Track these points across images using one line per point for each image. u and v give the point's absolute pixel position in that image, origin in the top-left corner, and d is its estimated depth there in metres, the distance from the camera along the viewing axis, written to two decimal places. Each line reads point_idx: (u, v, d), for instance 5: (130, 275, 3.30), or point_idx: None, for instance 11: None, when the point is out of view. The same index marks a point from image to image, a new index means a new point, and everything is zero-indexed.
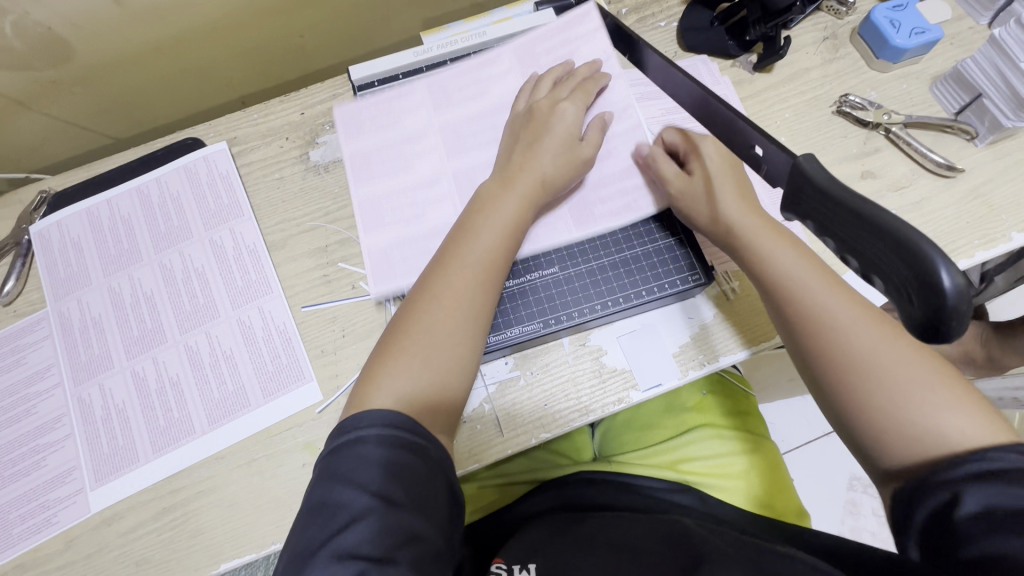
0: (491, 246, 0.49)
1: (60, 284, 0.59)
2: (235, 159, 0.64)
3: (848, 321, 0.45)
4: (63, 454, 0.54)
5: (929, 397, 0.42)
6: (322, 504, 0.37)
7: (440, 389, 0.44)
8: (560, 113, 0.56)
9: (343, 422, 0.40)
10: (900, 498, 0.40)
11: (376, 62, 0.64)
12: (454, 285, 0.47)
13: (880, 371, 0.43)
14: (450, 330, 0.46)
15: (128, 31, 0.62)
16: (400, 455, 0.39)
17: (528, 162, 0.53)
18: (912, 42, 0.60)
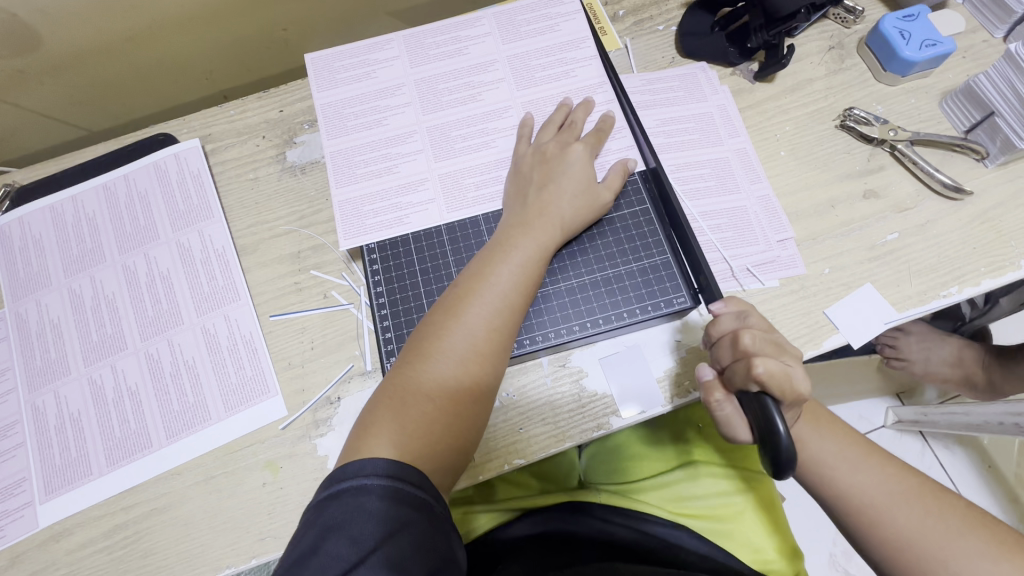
0: (510, 293, 0.47)
1: (19, 284, 0.56)
2: (208, 157, 0.61)
3: (866, 479, 0.44)
4: (14, 464, 0.51)
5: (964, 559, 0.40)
6: (310, 554, 0.34)
7: (447, 444, 0.42)
8: (574, 156, 0.53)
9: (337, 470, 0.38)
10: None
11: (358, 46, 0.61)
12: (470, 339, 0.45)
13: (913, 542, 0.41)
14: (467, 385, 0.44)
15: (100, 20, 0.59)
16: (396, 509, 0.36)
17: (547, 206, 0.51)
18: (922, 54, 0.56)
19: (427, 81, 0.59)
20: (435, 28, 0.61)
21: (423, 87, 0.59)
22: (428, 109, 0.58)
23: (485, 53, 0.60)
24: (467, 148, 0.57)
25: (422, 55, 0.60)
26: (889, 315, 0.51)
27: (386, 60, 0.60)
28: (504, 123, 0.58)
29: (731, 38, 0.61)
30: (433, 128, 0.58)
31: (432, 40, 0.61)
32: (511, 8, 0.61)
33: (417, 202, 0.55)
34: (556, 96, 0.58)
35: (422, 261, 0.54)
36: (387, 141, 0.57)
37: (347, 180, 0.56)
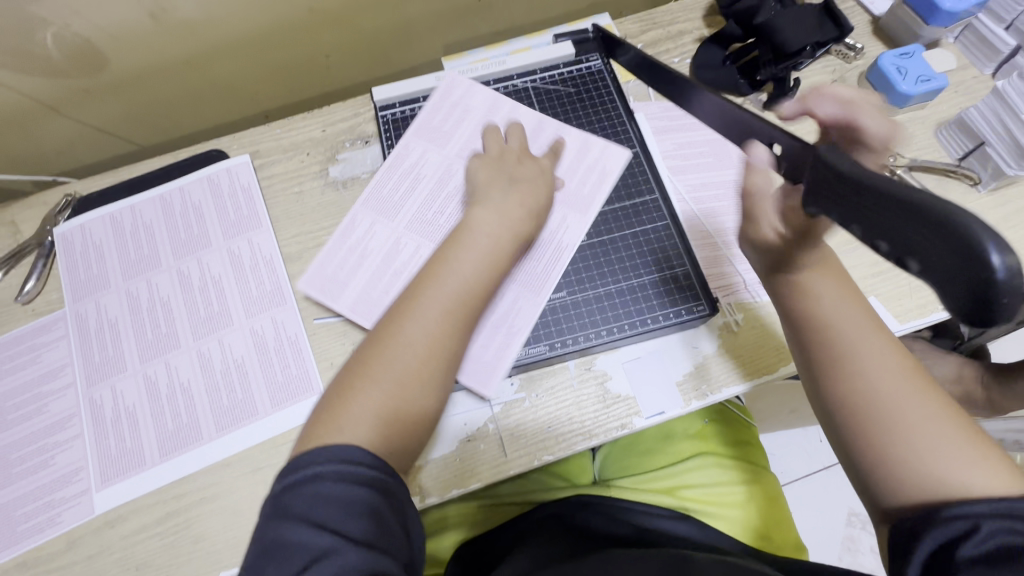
0: (466, 283, 0.49)
1: (79, 286, 0.60)
2: (256, 171, 0.66)
3: (872, 349, 0.43)
4: (72, 454, 0.54)
5: (941, 448, 0.39)
6: (277, 545, 0.37)
7: (405, 426, 0.44)
8: (534, 165, 0.59)
9: (294, 459, 0.40)
10: (901, 530, 0.37)
11: (399, 84, 0.68)
12: (428, 324, 0.47)
13: (880, 402, 0.41)
14: (424, 369, 0.46)
15: (161, 45, 0.65)
16: (355, 492, 0.38)
17: (492, 203, 0.54)
18: (918, 88, 0.61)
19: (449, 129, 0.65)
20: (467, 69, 0.68)
21: (453, 140, 0.64)
22: (375, 192, 0.62)
23: (351, 173, 0.65)
24: (428, 196, 0.61)
25: (440, 132, 0.65)
26: (892, 327, 0.55)
27: (416, 138, 0.64)
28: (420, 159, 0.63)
29: (742, 70, 0.67)
30: (401, 197, 0.62)
31: (443, 97, 0.66)
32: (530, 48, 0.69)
33: (408, 256, 0.59)
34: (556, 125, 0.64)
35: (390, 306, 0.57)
36: (348, 233, 0.61)
37: (329, 273, 0.59)
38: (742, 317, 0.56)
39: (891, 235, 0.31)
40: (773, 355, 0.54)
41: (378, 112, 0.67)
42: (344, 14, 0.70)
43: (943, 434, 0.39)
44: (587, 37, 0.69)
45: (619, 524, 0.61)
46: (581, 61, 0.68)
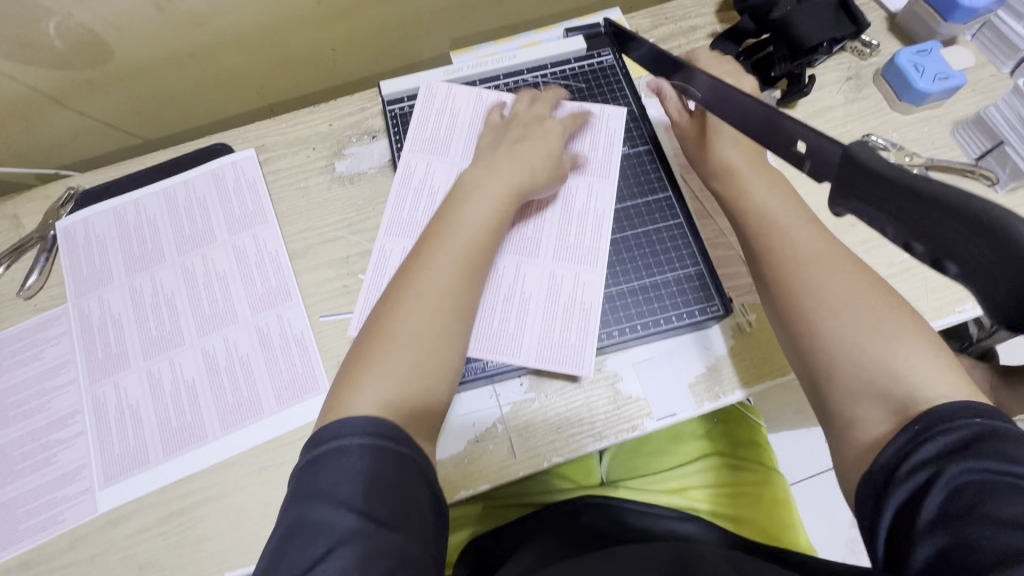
0: (472, 242, 0.49)
1: (82, 281, 0.60)
2: (262, 166, 0.65)
3: (814, 257, 0.47)
4: (74, 451, 0.54)
5: (880, 334, 0.42)
6: (300, 523, 0.35)
7: (424, 387, 0.44)
8: (549, 127, 0.58)
9: (318, 433, 0.39)
10: (873, 486, 0.37)
11: (406, 79, 0.66)
12: (437, 280, 0.47)
13: (841, 324, 0.43)
14: (438, 328, 0.46)
15: (166, 37, 0.64)
16: (381, 468, 0.38)
17: (508, 157, 0.55)
18: (936, 87, 0.60)
19: (452, 128, 0.63)
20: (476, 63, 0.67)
21: (455, 144, 0.63)
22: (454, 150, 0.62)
23: (437, 126, 0.64)
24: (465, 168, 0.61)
25: (437, 140, 0.63)
26: None
27: (416, 154, 0.62)
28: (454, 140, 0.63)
29: (755, 66, 0.66)
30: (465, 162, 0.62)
31: (438, 96, 0.65)
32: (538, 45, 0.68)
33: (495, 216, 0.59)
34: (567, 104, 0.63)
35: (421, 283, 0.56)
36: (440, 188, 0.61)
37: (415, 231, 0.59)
38: (754, 318, 0.55)
39: (929, 237, 0.30)
40: (786, 359, 0.53)
41: (388, 106, 0.66)
42: (352, 6, 0.69)
43: (877, 321, 0.43)
44: (598, 33, 0.68)
45: (616, 526, 0.61)
46: (592, 56, 0.67)
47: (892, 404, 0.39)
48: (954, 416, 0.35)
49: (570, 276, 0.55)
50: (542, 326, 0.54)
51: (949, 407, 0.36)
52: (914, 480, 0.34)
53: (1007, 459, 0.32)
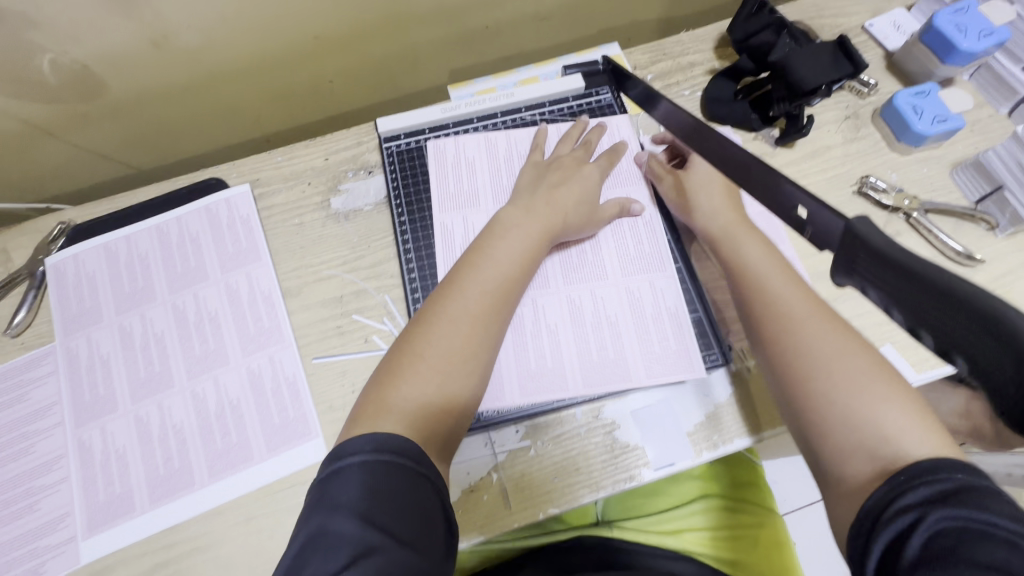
0: (501, 275, 0.52)
1: (71, 320, 0.59)
2: (256, 202, 0.64)
3: (800, 314, 0.48)
4: (58, 498, 0.52)
5: (866, 391, 0.42)
6: (320, 534, 0.36)
7: (443, 414, 0.45)
8: (586, 172, 0.60)
9: (339, 447, 0.40)
10: (861, 524, 0.35)
11: (405, 116, 0.67)
12: (468, 308, 0.49)
13: (818, 367, 0.44)
14: (464, 356, 0.47)
15: (162, 71, 0.63)
16: (402, 484, 0.38)
17: (553, 199, 0.57)
18: (935, 129, 0.60)
19: (472, 155, 0.65)
20: (474, 101, 0.68)
21: (482, 193, 0.64)
22: (475, 167, 0.65)
23: (466, 142, 0.66)
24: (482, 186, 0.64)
25: (465, 194, 0.64)
26: (909, 378, 0.54)
27: (447, 212, 0.63)
28: (478, 160, 0.65)
29: (754, 105, 0.65)
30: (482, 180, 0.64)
31: (449, 149, 0.66)
32: (536, 84, 0.69)
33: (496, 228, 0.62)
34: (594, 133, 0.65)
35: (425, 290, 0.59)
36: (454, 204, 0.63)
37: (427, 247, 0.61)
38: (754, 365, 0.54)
39: (936, 329, 0.31)
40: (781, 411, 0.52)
41: (384, 144, 0.66)
42: (350, 40, 0.68)
43: (865, 377, 0.43)
44: (597, 70, 0.69)
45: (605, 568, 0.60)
46: (591, 93, 0.68)
47: (876, 461, 0.39)
48: (931, 469, 0.35)
49: (591, 295, 0.57)
50: (580, 360, 0.54)
51: (926, 462, 0.35)
52: (897, 522, 0.33)
53: (985, 509, 0.31)
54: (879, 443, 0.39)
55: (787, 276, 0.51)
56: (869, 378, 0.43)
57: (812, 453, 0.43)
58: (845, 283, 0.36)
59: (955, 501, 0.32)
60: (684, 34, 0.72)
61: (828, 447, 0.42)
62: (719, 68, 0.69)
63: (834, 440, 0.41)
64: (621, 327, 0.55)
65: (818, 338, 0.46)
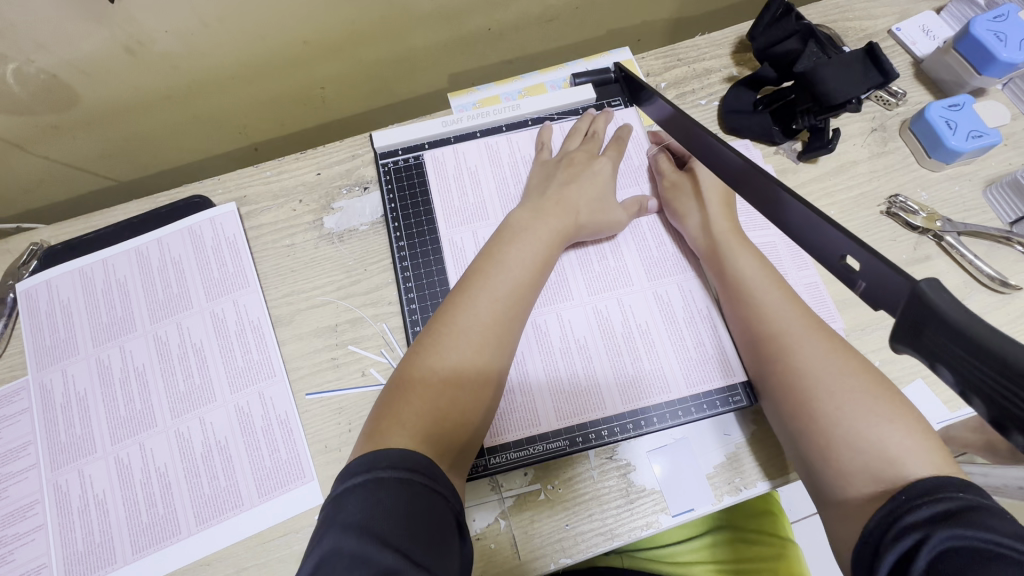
0: (516, 282, 0.48)
1: (44, 352, 0.54)
2: (243, 221, 0.60)
3: (803, 327, 0.45)
4: (32, 548, 0.49)
5: (870, 408, 0.39)
6: (325, 558, 0.32)
7: (455, 430, 0.41)
8: (597, 167, 0.58)
9: (348, 465, 0.36)
10: (866, 547, 0.33)
11: (401, 130, 0.62)
12: (481, 319, 0.45)
13: (820, 384, 0.41)
14: (476, 369, 0.44)
15: (138, 79, 0.58)
16: (417, 504, 0.34)
17: (564, 197, 0.54)
18: (970, 145, 0.56)
19: (475, 167, 0.61)
20: (477, 114, 0.63)
21: (491, 204, 0.60)
22: (479, 176, 0.61)
23: (467, 151, 0.62)
24: (481, 188, 0.61)
25: (472, 206, 0.60)
26: (940, 416, 0.51)
27: (456, 226, 0.59)
28: (482, 167, 0.61)
29: (775, 116, 0.61)
30: (488, 190, 0.61)
31: (449, 162, 0.62)
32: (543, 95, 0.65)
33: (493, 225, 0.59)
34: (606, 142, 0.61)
35: (425, 310, 0.56)
36: (459, 215, 0.60)
37: (434, 269, 0.57)
38: None
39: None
40: None
41: (380, 160, 0.62)
42: (343, 44, 0.63)
43: (868, 395, 0.39)
44: (609, 80, 0.65)
45: None
46: (602, 104, 0.64)
47: (881, 483, 0.36)
48: (936, 487, 0.32)
49: (615, 307, 0.54)
50: (612, 374, 0.51)
51: (931, 479, 0.33)
52: (901, 544, 0.31)
53: (984, 526, 0.28)
54: (884, 465, 0.36)
55: (782, 290, 0.48)
56: (874, 396, 0.39)
57: (816, 478, 0.40)
58: (905, 350, 0.30)
59: (959, 521, 0.29)
60: (699, 38, 0.67)
61: (831, 469, 0.38)
62: (737, 76, 0.65)
63: (840, 463, 0.38)
64: (648, 333, 0.53)
65: (817, 351, 0.43)
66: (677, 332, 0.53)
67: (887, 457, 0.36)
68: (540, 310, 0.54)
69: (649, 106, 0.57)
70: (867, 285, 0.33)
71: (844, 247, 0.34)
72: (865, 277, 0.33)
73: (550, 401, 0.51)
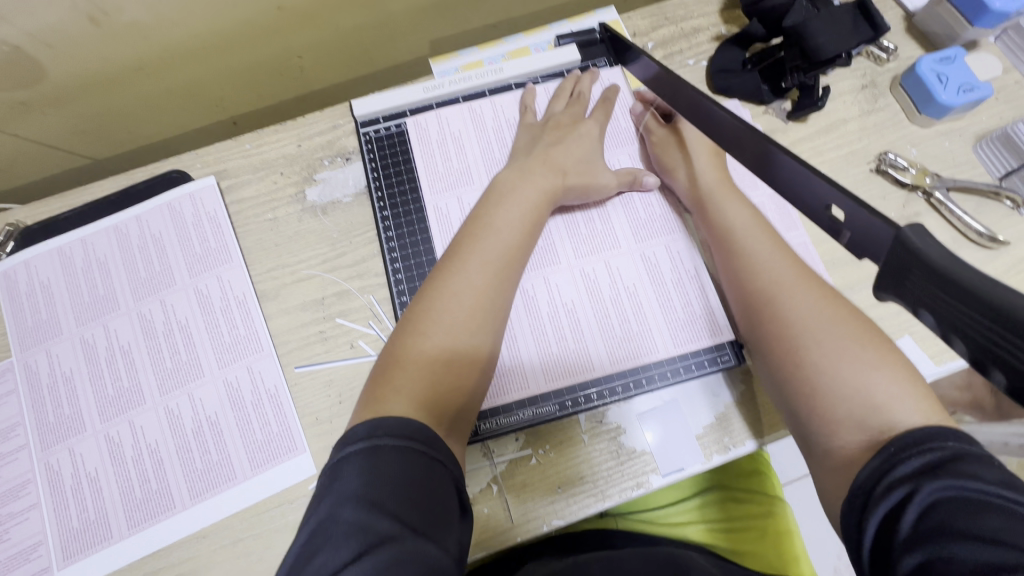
0: (507, 244, 0.48)
1: (27, 333, 0.54)
2: (224, 196, 0.58)
3: (792, 281, 0.45)
4: (28, 526, 0.49)
5: (858, 357, 0.39)
6: (324, 525, 0.32)
7: (448, 393, 0.41)
8: (583, 129, 0.56)
9: (345, 433, 0.36)
10: (856, 502, 0.33)
11: (381, 96, 0.61)
12: (472, 281, 0.45)
13: (809, 336, 0.41)
14: (466, 329, 0.43)
15: (106, 50, 0.56)
16: (416, 472, 0.34)
17: (550, 159, 0.53)
18: (960, 99, 0.55)
19: (458, 132, 0.60)
20: (458, 79, 0.61)
21: (475, 169, 0.59)
22: (462, 142, 0.60)
23: (449, 115, 0.61)
24: (468, 155, 0.59)
25: (456, 172, 0.59)
26: (928, 370, 0.51)
27: (440, 194, 0.58)
28: (465, 133, 0.60)
29: (764, 75, 0.60)
30: (471, 155, 0.59)
31: (431, 128, 0.60)
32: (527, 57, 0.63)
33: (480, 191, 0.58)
34: (593, 105, 0.60)
35: (410, 278, 0.55)
36: (443, 182, 0.59)
37: (418, 238, 0.57)
38: None
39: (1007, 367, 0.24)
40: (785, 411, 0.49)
41: (361, 129, 0.60)
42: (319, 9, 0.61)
43: (855, 343, 0.40)
44: (594, 41, 0.63)
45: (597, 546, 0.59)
46: (586, 66, 0.63)
47: (866, 431, 0.36)
48: (924, 438, 0.32)
49: (602, 270, 0.54)
50: (602, 336, 0.51)
51: (920, 430, 0.33)
52: (891, 498, 0.31)
53: (969, 475, 0.29)
54: (870, 412, 0.36)
55: (773, 245, 0.48)
56: (863, 346, 0.39)
57: (805, 430, 0.40)
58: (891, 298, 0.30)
59: (947, 471, 0.30)
60: None
61: (821, 420, 0.38)
62: (726, 34, 0.63)
63: (828, 413, 0.38)
64: (636, 295, 0.53)
65: (806, 303, 0.43)
66: (665, 294, 0.53)
67: (876, 405, 0.36)
68: (527, 276, 0.53)
69: (635, 66, 0.57)
70: (851, 235, 0.33)
71: (829, 197, 0.33)
72: (850, 226, 0.33)
73: (538, 365, 0.51)
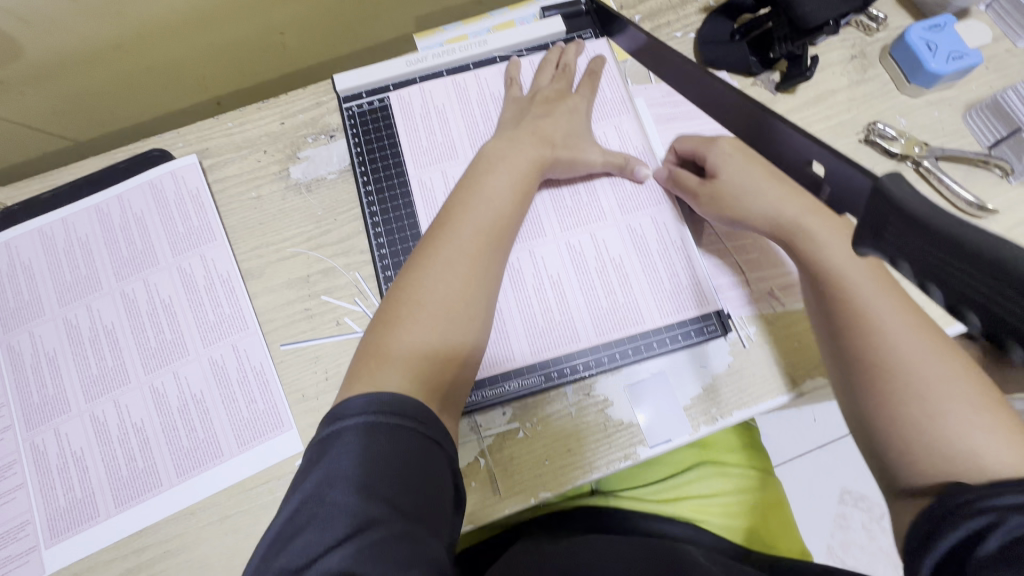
0: (497, 213, 0.47)
1: (9, 314, 0.53)
2: (206, 174, 0.58)
3: (902, 326, 0.42)
4: (15, 506, 0.49)
5: (971, 417, 0.37)
6: (312, 499, 0.32)
7: (443, 366, 0.41)
8: (570, 102, 0.56)
9: (336, 407, 0.36)
10: (932, 521, 0.31)
11: (364, 71, 0.60)
12: (462, 247, 0.45)
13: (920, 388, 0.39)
14: (462, 299, 0.43)
15: (83, 27, 0.55)
16: (409, 454, 0.34)
17: (537, 132, 0.53)
18: (949, 68, 0.55)
19: (441, 105, 0.59)
20: (442, 53, 0.60)
21: (459, 143, 0.58)
22: (446, 115, 0.59)
23: (432, 89, 0.60)
24: (453, 129, 0.59)
25: (440, 146, 0.58)
26: None
27: (424, 168, 0.58)
28: (448, 106, 0.59)
29: (753, 45, 0.59)
30: (455, 128, 0.59)
31: (415, 102, 0.59)
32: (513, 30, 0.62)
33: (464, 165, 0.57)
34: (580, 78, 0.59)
35: (395, 253, 0.55)
36: (427, 156, 0.58)
37: (402, 213, 0.56)
38: (753, 332, 0.51)
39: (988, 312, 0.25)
40: (770, 379, 0.50)
41: (344, 104, 0.59)
42: None
43: (970, 406, 0.38)
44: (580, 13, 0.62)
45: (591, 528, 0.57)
46: (573, 38, 0.62)
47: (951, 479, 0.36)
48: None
49: (588, 242, 0.53)
50: (588, 306, 0.51)
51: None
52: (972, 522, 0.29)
53: None
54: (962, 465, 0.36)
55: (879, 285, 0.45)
56: (975, 410, 0.38)
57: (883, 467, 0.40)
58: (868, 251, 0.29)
59: None
60: None
61: (907, 464, 0.38)
62: (714, 5, 0.62)
63: (920, 461, 0.38)
64: (622, 267, 0.52)
65: (918, 353, 0.41)
66: (651, 264, 0.53)
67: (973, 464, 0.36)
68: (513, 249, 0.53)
69: (622, 37, 0.56)
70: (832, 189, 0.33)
71: (810, 152, 0.33)
72: (829, 179, 0.33)
73: (524, 338, 0.50)
